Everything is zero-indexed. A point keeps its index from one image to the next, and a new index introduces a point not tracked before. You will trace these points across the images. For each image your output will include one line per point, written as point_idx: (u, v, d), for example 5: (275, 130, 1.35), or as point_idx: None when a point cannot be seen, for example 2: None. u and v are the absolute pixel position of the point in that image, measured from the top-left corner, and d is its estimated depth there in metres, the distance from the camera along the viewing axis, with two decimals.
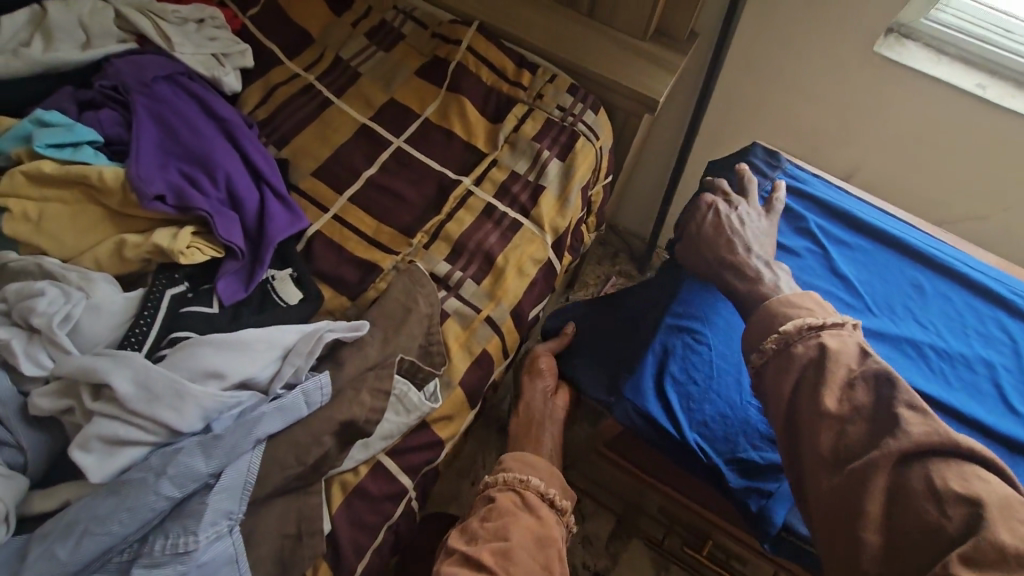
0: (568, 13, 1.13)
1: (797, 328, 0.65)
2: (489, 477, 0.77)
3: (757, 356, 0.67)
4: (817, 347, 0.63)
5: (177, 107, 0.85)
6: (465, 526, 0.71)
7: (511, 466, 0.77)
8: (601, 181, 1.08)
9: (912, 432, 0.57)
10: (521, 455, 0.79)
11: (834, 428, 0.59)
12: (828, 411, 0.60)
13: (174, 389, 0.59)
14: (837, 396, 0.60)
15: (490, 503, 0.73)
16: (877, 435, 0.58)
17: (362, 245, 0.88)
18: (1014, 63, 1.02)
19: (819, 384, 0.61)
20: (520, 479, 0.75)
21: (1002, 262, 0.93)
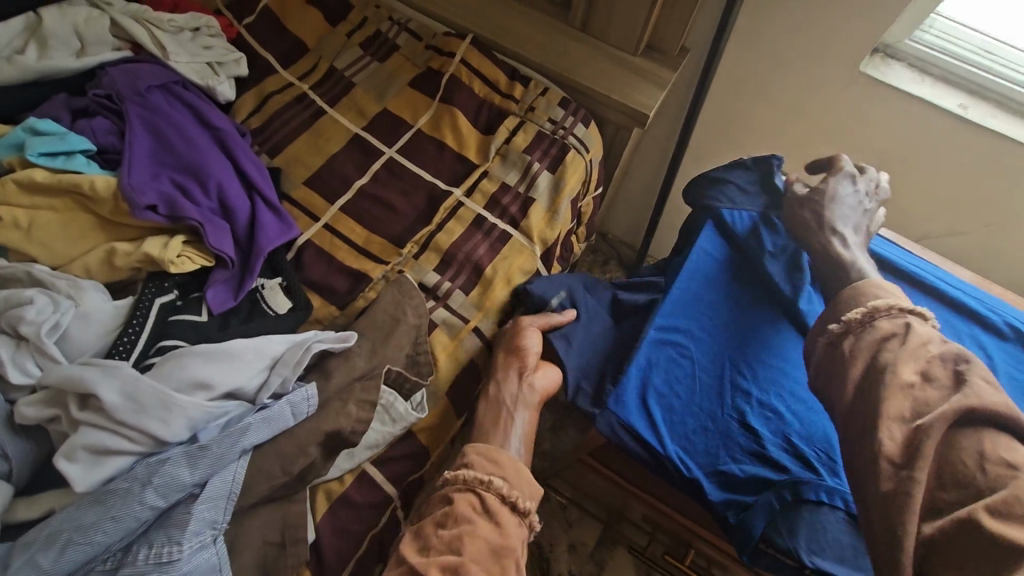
0: (560, 26, 1.14)
1: (888, 305, 0.68)
2: (451, 472, 0.75)
3: (838, 325, 0.70)
4: (903, 324, 0.66)
5: (171, 116, 0.86)
6: (421, 530, 0.70)
7: (474, 461, 0.75)
8: (591, 193, 1.09)
9: (988, 396, 0.59)
10: (487, 449, 0.76)
11: (902, 394, 0.61)
12: (899, 377, 0.61)
13: (161, 400, 0.60)
14: (914, 366, 0.62)
15: (449, 506, 0.71)
16: (951, 393, 0.60)
17: (351, 254, 0.89)
18: (995, 84, 1.04)
19: (897, 354, 0.64)
20: (481, 480, 0.72)
21: (979, 278, 0.95)
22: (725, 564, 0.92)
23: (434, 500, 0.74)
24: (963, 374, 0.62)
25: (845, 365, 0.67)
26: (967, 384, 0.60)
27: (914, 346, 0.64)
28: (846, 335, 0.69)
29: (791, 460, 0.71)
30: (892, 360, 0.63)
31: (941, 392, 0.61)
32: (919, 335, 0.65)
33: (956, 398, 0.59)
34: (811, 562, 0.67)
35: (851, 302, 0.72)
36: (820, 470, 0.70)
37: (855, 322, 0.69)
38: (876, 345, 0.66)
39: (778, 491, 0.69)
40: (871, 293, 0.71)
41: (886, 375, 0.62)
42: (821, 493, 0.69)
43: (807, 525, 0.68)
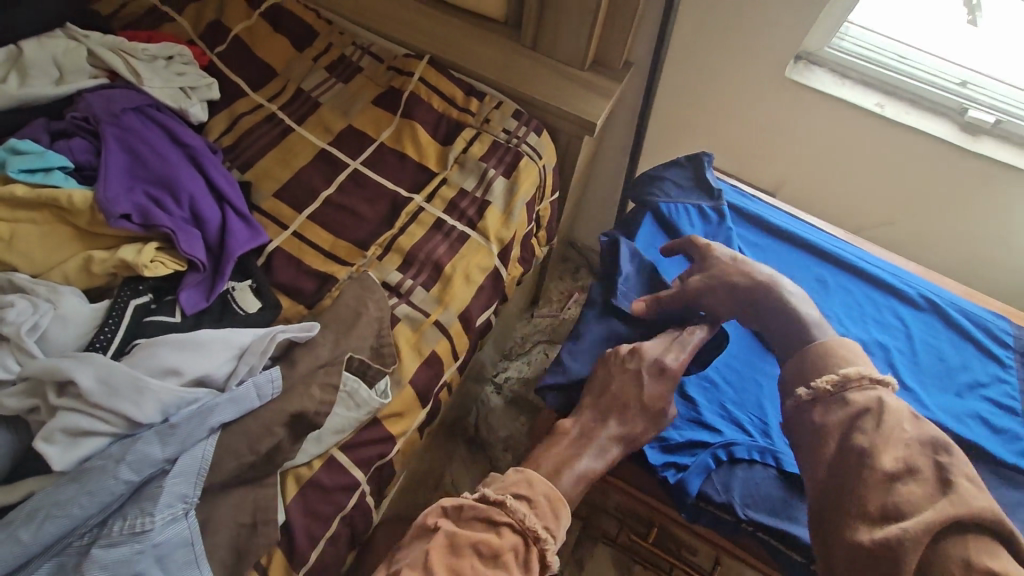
0: (512, 45, 1.22)
1: (859, 374, 0.70)
2: (513, 499, 0.69)
3: (807, 393, 0.71)
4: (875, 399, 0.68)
5: (144, 135, 0.92)
6: (456, 546, 0.66)
7: (538, 504, 0.69)
8: (546, 198, 1.17)
9: (973, 501, 0.61)
10: (555, 495, 0.70)
11: (884, 490, 0.62)
12: (879, 468, 0.63)
13: (134, 384, 0.66)
14: (894, 455, 0.63)
15: (495, 538, 0.67)
16: (938, 497, 0.61)
17: (318, 257, 0.95)
18: (906, 85, 1.14)
19: (873, 437, 0.65)
20: (539, 534, 0.67)
21: (921, 269, 1.03)
22: (688, 539, 0.97)
23: (478, 511, 0.69)
24: (947, 471, 0.63)
25: (819, 442, 0.68)
26: (954, 489, 0.61)
27: (889, 428, 0.65)
28: (814, 405, 0.71)
29: (724, 424, 0.80)
30: (869, 450, 0.64)
31: (925, 492, 0.62)
32: (892, 416, 0.66)
33: (942, 503, 0.61)
34: (746, 515, 0.74)
35: (818, 365, 0.73)
36: (751, 431, 0.79)
37: (825, 392, 0.71)
38: (847, 423, 0.68)
39: (713, 451, 0.77)
40: (836, 355, 0.73)
41: (864, 467, 0.64)
42: (754, 452, 0.77)
43: (740, 481, 0.76)
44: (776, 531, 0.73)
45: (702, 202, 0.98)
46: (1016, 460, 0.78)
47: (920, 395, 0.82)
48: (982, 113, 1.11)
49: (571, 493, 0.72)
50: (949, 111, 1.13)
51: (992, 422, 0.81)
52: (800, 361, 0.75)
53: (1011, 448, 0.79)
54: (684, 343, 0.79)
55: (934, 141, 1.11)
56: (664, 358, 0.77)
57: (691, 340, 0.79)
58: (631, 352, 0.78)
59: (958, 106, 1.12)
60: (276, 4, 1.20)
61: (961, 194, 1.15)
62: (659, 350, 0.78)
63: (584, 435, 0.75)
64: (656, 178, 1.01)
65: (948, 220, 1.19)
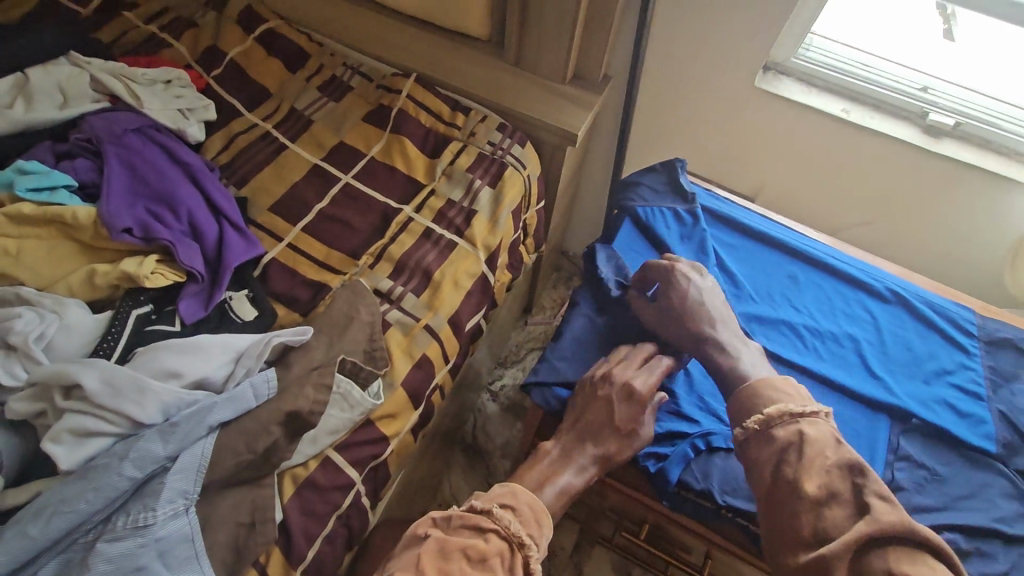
0: (496, 62, 1.28)
1: (779, 413, 0.72)
2: (499, 508, 0.72)
3: (741, 431, 0.73)
4: (795, 433, 0.71)
5: (145, 154, 0.97)
6: (444, 551, 0.68)
7: (522, 511, 0.72)
8: (532, 206, 1.21)
9: (884, 517, 0.64)
10: (538, 506, 0.73)
11: (814, 514, 0.66)
12: (806, 495, 0.67)
13: (136, 385, 0.70)
14: (816, 481, 0.67)
15: (483, 544, 0.69)
16: (855, 518, 0.65)
17: (312, 267, 0.99)
18: (870, 92, 1.20)
19: (796, 468, 0.69)
20: (523, 538, 0.70)
21: (895, 268, 1.07)
22: (680, 535, 0.99)
23: (466, 520, 0.71)
24: (862, 491, 0.67)
25: (752, 471, 0.72)
26: (868, 509, 0.65)
27: (809, 456, 0.69)
28: (746, 443, 0.73)
29: (704, 414, 0.83)
30: (794, 478, 0.68)
31: (845, 513, 0.66)
32: (814, 445, 0.70)
33: (860, 523, 0.64)
34: (724, 501, 0.77)
35: (750, 405, 0.75)
36: (729, 420, 0.83)
37: (754, 431, 0.73)
38: (776, 456, 0.70)
39: (691, 441, 0.81)
40: (766, 395, 0.75)
41: (796, 497, 0.67)
42: (731, 441, 0.81)
43: (718, 470, 0.79)
44: (752, 516, 0.77)
45: (677, 205, 1.02)
46: (980, 442, 0.82)
47: (889, 383, 0.86)
48: (943, 116, 1.17)
49: (554, 505, 0.75)
50: (912, 115, 1.19)
51: (958, 407, 0.85)
52: (734, 400, 0.77)
53: (976, 431, 0.83)
54: (651, 371, 0.81)
55: (899, 144, 1.16)
56: (634, 382, 0.79)
57: (656, 367, 0.81)
58: (603, 378, 0.81)
59: (920, 110, 1.18)
60: (270, 28, 1.26)
61: (929, 194, 1.20)
62: (628, 373, 0.80)
63: (565, 453, 0.79)
64: (635, 184, 1.06)
65: (919, 219, 1.24)
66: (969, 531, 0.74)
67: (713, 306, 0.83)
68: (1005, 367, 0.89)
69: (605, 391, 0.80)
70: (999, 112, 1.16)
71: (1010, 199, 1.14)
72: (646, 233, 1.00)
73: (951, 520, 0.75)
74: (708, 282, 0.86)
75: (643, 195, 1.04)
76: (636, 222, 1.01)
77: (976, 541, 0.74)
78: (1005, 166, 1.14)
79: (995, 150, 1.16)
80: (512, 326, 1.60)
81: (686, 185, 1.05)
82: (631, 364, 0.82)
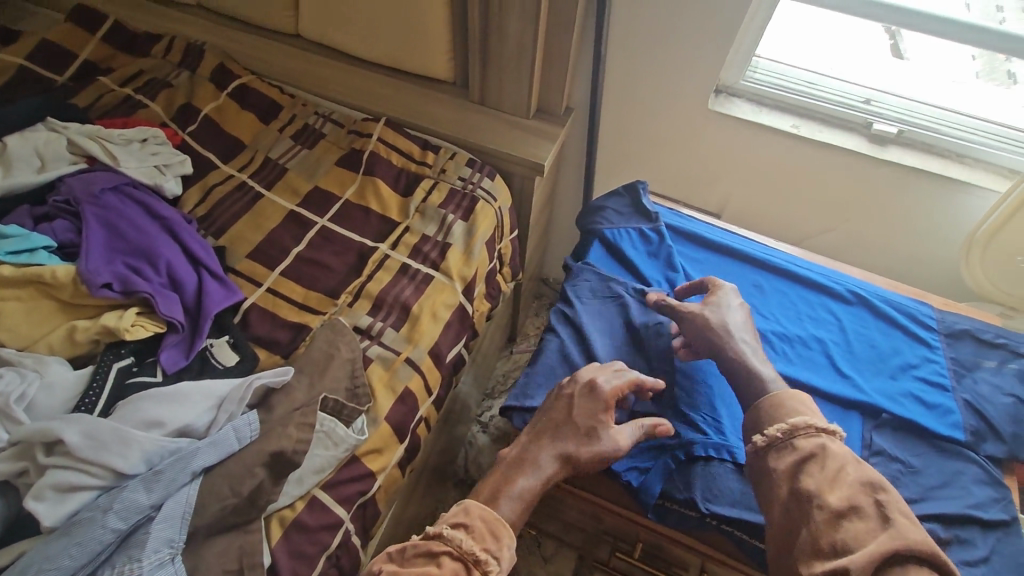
0: (463, 102, 1.33)
1: (804, 424, 0.74)
2: (450, 529, 0.72)
3: (761, 439, 0.75)
4: (818, 445, 0.73)
5: (123, 211, 0.99)
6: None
7: (473, 529, 0.72)
8: (505, 236, 1.25)
9: (912, 535, 0.65)
10: (492, 519, 0.73)
11: (831, 528, 0.67)
12: (826, 506, 0.68)
13: (119, 436, 0.71)
14: (839, 493, 0.68)
15: (435, 569, 0.69)
16: (878, 532, 0.65)
17: (292, 310, 1.01)
18: (818, 107, 1.26)
19: (818, 480, 0.70)
20: (475, 556, 0.69)
21: (856, 271, 1.11)
22: (674, 551, 0.99)
23: (420, 548, 0.72)
24: (885, 508, 0.68)
25: (771, 487, 0.72)
26: (893, 525, 0.66)
27: (833, 471, 0.70)
28: (769, 450, 0.75)
29: (682, 426, 0.85)
30: (816, 491, 0.69)
31: (868, 527, 0.66)
32: (836, 460, 0.71)
33: (883, 538, 0.65)
34: (707, 509, 0.79)
35: (773, 416, 0.77)
36: (706, 429, 0.84)
37: (776, 439, 0.74)
38: (794, 467, 0.72)
39: (671, 453, 0.83)
40: (789, 404, 0.77)
41: (813, 506, 0.68)
42: (710, 450, 0.82)
43: (700, 478, 0.81)
44: (737, 521, 0.79)
45: (641, 224, 1.07)
46: (949, 431, 0.84)
47: (857, 381, 0.89)
48: (886, 125, 1.23)
49: (512, 518, 0.75)
50: (857, 126, 1.25)
51: (925, 399, 0.87)
52: (754, 414, 0.79)
53: (944, 421, 0.85)
54: (616, 374, 0.83)
55: (848, 153, 1.22)
56: (597, 380, 0.82)
57: (620, 375, 0.83)
58: (569, 379, 0.83)
59: (864, 121, 1.24)
60: (242, 83, 1.31)
61: (883, 198, 1.26)
62: (592, 372, 0.83)
63: (519, 456, 0.79)
64: (602, 210, 1.10)
65: (876, 221, 1.30)
66: (947, 520, 0.76)
67: (742, 325, 0.87)
68: (965, 358, 0.93)
69: (570, 390, 0.82)
70: (938, 118, 1.22)
71: (957, 200, 1.20)
72: (618, 255, 1.04)
73: (929, 510, 0.77)
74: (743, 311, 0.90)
75: (608, 218, 1.08)
76: (607, 245, 1.05)
77: (955, 529, 0.76)
78: (948, 168, 1.20)
79: (938, 153, 1.23)
80: (497, 357, 1.63)
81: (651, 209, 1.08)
82: (599, 369, 0.85)
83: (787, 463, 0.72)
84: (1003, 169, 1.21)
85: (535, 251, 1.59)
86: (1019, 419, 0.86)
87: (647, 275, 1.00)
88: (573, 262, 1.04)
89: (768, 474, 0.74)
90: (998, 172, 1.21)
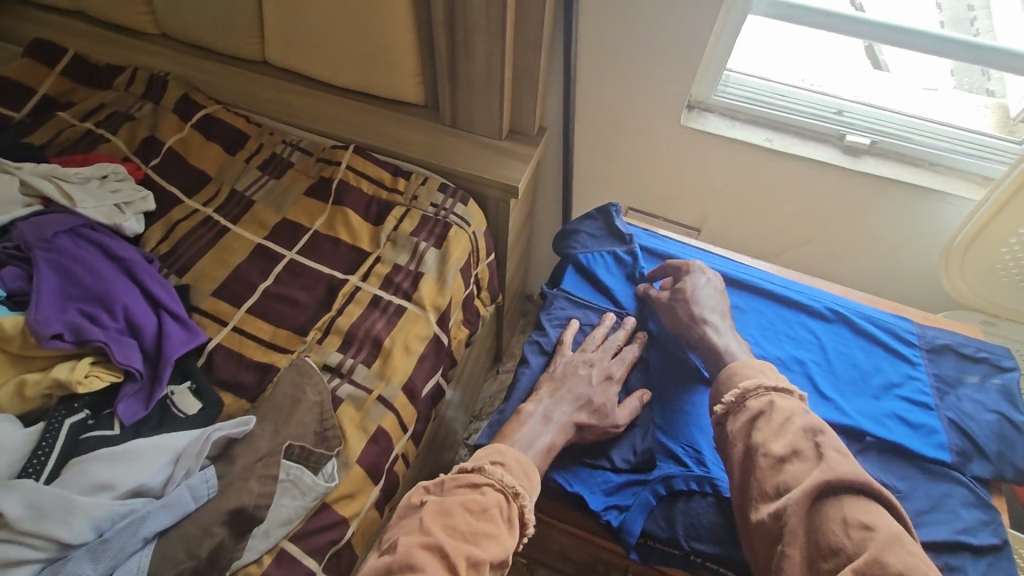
0: (434, 125, 1.31)
1: (753, 385, 0.74)
2: (490, 465, 0.74)
3: (720, 408, 0.76)
4: (768, 402, 0.73)
5: (78, 255, 0.95)
6: (446, 509, 0.70)
7: (511, 466, 0.74)
8: (482, 260, 1.23)
9: (840, 467, 0.66)
10: (526, 461, 0.75)
11: (774, 471, 0.67)
12: (770, 453, 0.68)
13: (63, 505, 0.70)
14: (783, 441, 0.68)
15: (480, 497, 0.71)
16: (813, 468, 0.66)
17: (259, 349, 0.97)
18: (791, 120, 1.24)
19: (766, 433, 0.70)
20: (516, 489, 0.72)
21: (836, 287, 1.09)
22: None
23: (460, 480, 0.73)
24: (822, 447, 0.68)
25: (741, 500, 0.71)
26: (825, 460, 0.66)
27: (779, 424, 0.71)
28: (728, 417, 0.75)
29: (667, 460, 0.82)
30: (761, 442, 0.69)
31: (806, 467, 0.67)
32: (783, 413, 0.71)
33: (816, 472, 0.65)
34: (689, 546, 0.77)
35: (728, 384, 0.78)
36: (688, 462, 0.82)
37: (731, 404, 0.75)
38: (748, 427, 0.72)
39: (652, 488, 0.80)
40: (741, 371, 0.78)
41: (758, 456, 0.69)
42: (691, 483, 0.80)
43: (682, 514, 0.78)
44: (722, 559, 0.76)
45: (616, 247, 1.05)
46: (935, 453, 0.82)
47: (839, 403, 0.86)
48: (859, 136, 1.22)
49: (541, 462, 0.78)
50: (831, 138, 1.24)
51: (908, 419, 0.85)
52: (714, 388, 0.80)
53: (929, 441, 0.83)
54: (623, 358, 0.90)
55: (824, 165, 1.21)
56: (613, 368, 0.88)
57: (628, 357, 0.90)
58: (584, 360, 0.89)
59: (836, 132, 1.23)
60: (207, 114, 1.28)
61: (863, 208, 1.24)
62: (605, 362, 0.89)
63: (546, 416, 0.81)
64: (575, 233, 1.07)
65: (856, 233, 1.29)
66: (935, 547, 0.74)
67: (713, 303, 0.90)
68: (947, 374, 0.91)
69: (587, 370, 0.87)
70: (912, 127, 1.21)
71: (934, 207, 1.19)
72: (593, 277, 1.01)
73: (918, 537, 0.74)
74: (711, 286, 0.92)
75: (582, 238, 1.07)
76: (583, 266, 1.02)
77: (945, 556, 0.73)
78: (924, 178, 1.19)
79: (913, 162, 1.22)
80: (482, 379, 1.59)
81: (625, 234, 1.06)
82: (607, 351, 0.90)
83: (741, 422, 0.73)
84: (977, 177, 1.20)
85: (518, 269, 1.56)
86: (1004, 437, 0.84)
87: (622, 300, 0.98)
88: (548, 289, 1.02)
89: (726, 440, 0.74)
90: (972, 180, 1.20)
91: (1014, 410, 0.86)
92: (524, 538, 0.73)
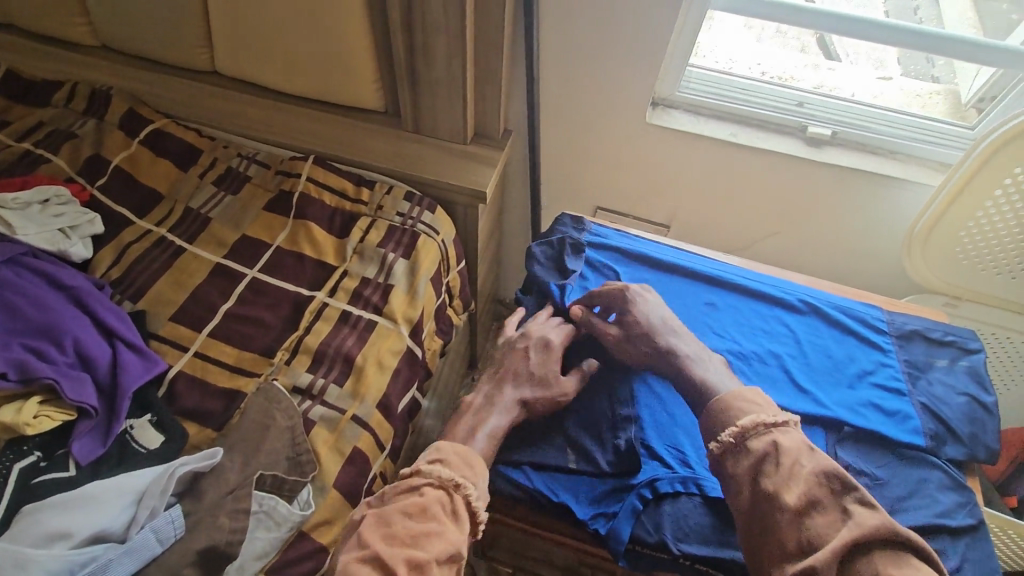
0: (395, 132, 1.28)
1: (752, 424, 0.71)
2: (428, 464, 0.73)
3: (716, 446, 0.73)
4: (770, 443, 0.70)
5: (18, 286, 0.89)
6: (387, 517, 0.69)
7: (448, 460, 0.73)
8: (452, 268, 1.20)
9: (869, 522, 0.63)
10: (465, 450, 0.75)
11: (796, 525, 0.65)
12: (787, 506, 0.65)
13: (14, 559, 0.65)
14: (797, 491, 0.66)
15: (419, 499, 0.69)
16: (840, 524, 0.64)
17: (223, 374, 0.93)
18: (753, 113, 1.26)
19: (775, 480, 0.67)
20: (455, 481, 0.71)
21: (804, 278, 1.11)
22: None
23: (400, 485, 0.72)
24: (846, 500, 0.66)
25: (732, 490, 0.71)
26: (851, 516, 0.64)
27: (787, 467, 0.68)
28: (726, 456, 0.72)
29: (652, 462, 0.82)
30: (774, 491, 0.66)
31: (830, 519, 0.65)
32: (789, 455, 0.69)
33: (846, 529, 0.63)
34: (679, 550, 0.76)
35: (721, 420, 0.74)
36: (671, 463, 0.82)
37: (729, 444, 0.72)
38: (754, 469, 0.69)
39: (637, 492, 0.79)
40: (734, 405, 0.74)
41: (777, 509, 0.66)
42: (676, 484, 0.79)
43: (669, 517, 0.78)
44: (710, 560, 0.75)
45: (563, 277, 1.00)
46: (911, 438, 0.83)
47: (816, 394, 0.87)
48: (821, 127, 1.24)
49: (486, 452, 0.77)
50: (793, 130, 1.26)
51: (884, 406, 0.87)
52: (705, 420, 0.76)
53: (905, 427, 0.85)
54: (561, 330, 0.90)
55: (787, 157, 1.22)
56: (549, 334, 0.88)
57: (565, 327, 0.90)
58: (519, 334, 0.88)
59: (799, 124, 1.25)
60: (156, 128, 1.22)
61: (825, 198, 1.27)
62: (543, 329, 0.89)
63: (488, 399, 0.82)
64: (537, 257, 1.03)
65: (820, 222, 1.31)
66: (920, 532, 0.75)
67: (669, 318, 0.88)
68: (919, 359, 0.93)
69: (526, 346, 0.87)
70: (869, 116, 1.24)
71: (893, 194, 1.22)
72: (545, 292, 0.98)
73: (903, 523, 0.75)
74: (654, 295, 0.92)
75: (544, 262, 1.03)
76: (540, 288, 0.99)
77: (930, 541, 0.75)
78: (884, 166, 1.22)
79: (872, 151, 1.25)
80: (459, 386, 1.57)
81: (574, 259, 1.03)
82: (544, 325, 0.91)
83: (747, 465, 0.70)
84: (933, 163, 1.23)
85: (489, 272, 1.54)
86: (975, 418, 0.86)
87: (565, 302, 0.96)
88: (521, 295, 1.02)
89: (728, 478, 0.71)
90: (929, 166, 1.23)
91: (982, 391, 0.89)
92: (479, 526, 0.72)
